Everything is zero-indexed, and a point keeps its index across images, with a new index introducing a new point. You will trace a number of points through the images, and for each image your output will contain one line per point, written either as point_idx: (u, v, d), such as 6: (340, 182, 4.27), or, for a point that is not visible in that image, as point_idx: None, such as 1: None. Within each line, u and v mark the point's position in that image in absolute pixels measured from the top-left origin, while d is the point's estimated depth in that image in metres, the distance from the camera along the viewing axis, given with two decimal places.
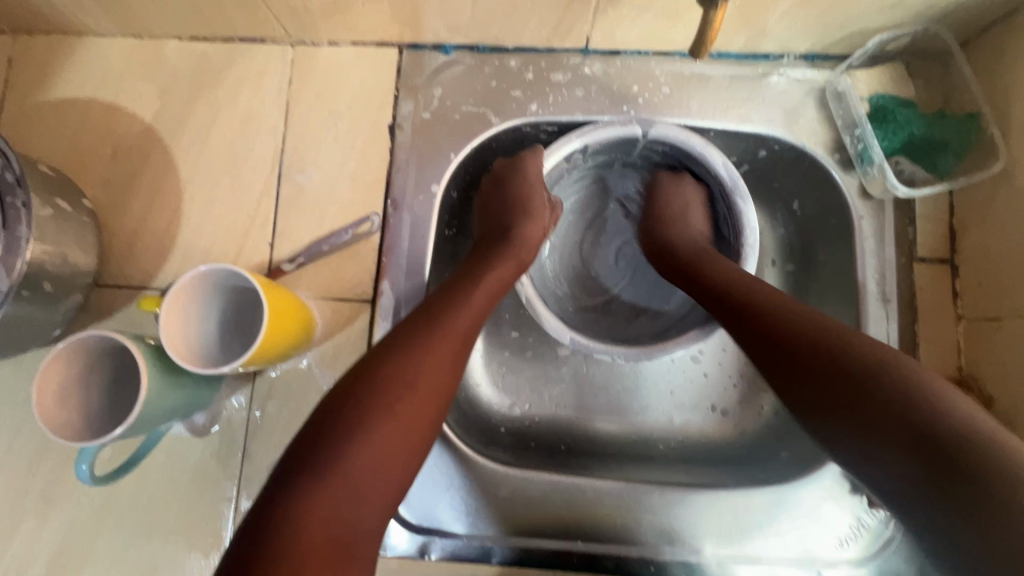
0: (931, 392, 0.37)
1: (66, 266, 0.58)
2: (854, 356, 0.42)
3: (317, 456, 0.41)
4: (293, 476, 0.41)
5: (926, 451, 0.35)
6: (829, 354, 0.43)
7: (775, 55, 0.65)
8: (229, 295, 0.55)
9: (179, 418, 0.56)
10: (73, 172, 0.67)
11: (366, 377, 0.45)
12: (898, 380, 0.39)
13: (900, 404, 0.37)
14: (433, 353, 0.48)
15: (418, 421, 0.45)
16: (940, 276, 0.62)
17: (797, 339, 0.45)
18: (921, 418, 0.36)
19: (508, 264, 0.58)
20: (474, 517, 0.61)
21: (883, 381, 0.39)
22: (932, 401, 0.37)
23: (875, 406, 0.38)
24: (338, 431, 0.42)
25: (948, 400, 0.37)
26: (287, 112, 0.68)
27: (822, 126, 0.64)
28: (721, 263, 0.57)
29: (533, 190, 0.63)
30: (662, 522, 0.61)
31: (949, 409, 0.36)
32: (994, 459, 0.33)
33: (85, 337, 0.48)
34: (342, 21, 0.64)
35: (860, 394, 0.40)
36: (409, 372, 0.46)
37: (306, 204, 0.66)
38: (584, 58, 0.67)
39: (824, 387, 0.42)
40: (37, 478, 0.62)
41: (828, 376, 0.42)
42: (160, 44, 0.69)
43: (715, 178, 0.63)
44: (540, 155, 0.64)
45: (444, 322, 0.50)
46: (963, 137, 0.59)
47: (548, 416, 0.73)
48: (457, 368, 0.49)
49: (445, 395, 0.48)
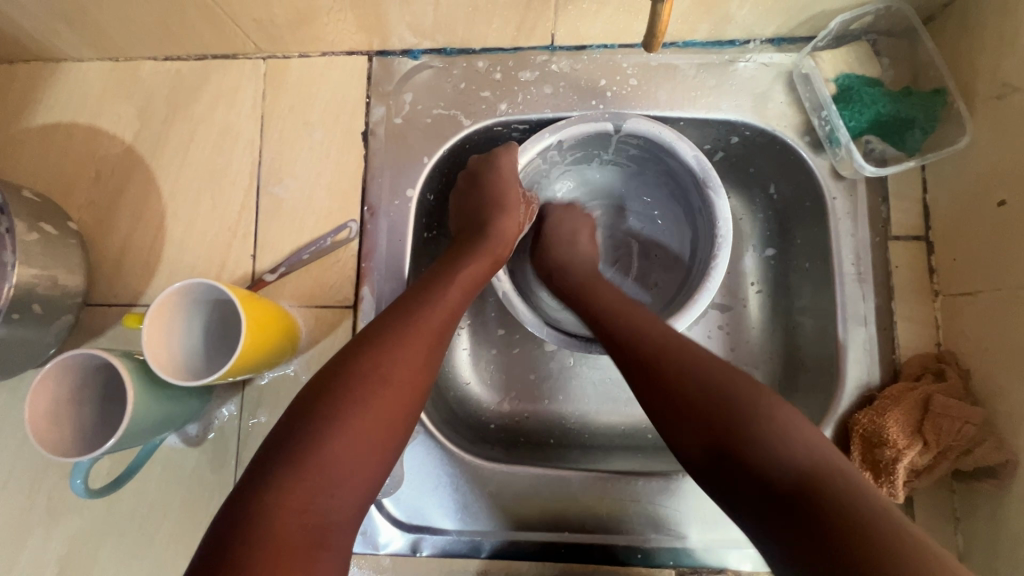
0: (780, 428, 0.42)
1: (56, 288, 0.60)
2: (709, 377, 0.46)
3: (291, 450, 0.43)
4: (269, 468, 0.42)
5: (790, 487, 0.39)
6: (700, 395, 0.45)
7: (740, 41, 0.65)
8: (212, 308, 0.57)
9: (171, 429, 0.58)
10: (59, 195, 0.69)
11: (341, 371, 0.47)
12: (757, 421, 0.42)
13: (757, 443, 0.41)
14: (408, 348, 0.49)
15: (393, 414, 0.46)
16: (916, 253, 0.62)
17: (669, 368, 0.48)
18: (773, 462, 0.40)
19: (484, 260, 0.59)
20: (464, 514, 0.62)
21: (742, 417, 0.43)
22: (784, 440, 0.41)
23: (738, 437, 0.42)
24: (314, 426, 0.44)
25: (797, 435, 0.42)
26: (261, 125, 0.69)
27: (791, 110, 0.64)
28: (606, 286, 0.60)
29: (509, 185, 0.64)
30: (647, 510, 0.61)
31: (795, 448, 0.41)
32: (835, 497, 0.38)
33: (72, 356, 0.50)
34: (309, 33, 0.65)
35: (724, 427, 0.43)
36: (384, 367, 0.47)
37: (285, 215, 0.67)
38: (551, 54, 0.67)
39: (693, 413, 0.44)
40: (40, 494, 0.64)
41: (691, 409, 0.45)
42: (137, 66, 0.70)
43: (690, 167, 0.63)
44: (516, 150, 0.64)
45: (420, 316, 0.51)
46: (930, 113, 0.58)
47: (537, 411, 0.74)
48: (434, 361, 0.51)
49: (420, 389, 0.49)
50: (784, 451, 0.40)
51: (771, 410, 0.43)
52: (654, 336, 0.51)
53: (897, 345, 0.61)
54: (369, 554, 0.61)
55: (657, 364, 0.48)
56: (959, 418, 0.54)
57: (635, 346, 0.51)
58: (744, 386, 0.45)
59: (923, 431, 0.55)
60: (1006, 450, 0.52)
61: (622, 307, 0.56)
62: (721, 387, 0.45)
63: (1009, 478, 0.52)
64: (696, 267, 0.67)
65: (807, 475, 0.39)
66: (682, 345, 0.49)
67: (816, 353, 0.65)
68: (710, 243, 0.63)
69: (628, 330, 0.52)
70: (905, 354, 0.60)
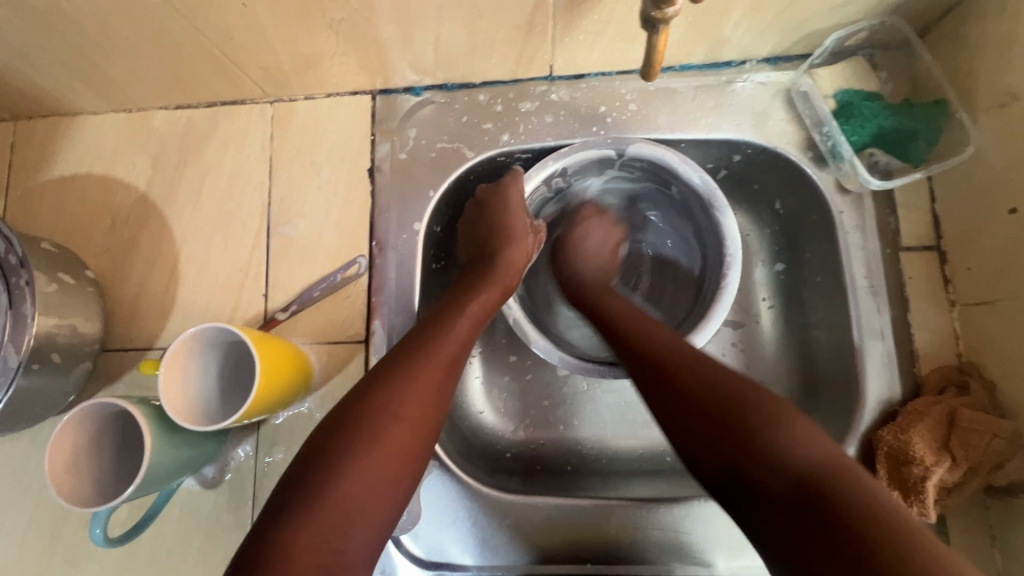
0: (789, 426, 0.42)
1: (74, 336, 0.61)
2: (714, 381, 0.46)
3: (303, 491, 0.42)
4: (283, 507, 0.42)
5: (791, 486, 0.39)
6: (708, 396, 0.45)
7: (736, 62, 0.66)
8: (226, 350, 0.57)
9: (188, 473, 0.58)
10: (77, 244, 0.70)
11: (353, 410, 0.47)
12: (768, 422, 0.42)
13: (764, 436, 0.42)
14: (421, 381, 0.49)
15: (404, 450, 0.46)
16: (928, 263, 0.61)
17: (679, 375, 0.48)
18: (772, 451, 0.41)
19: (493, 289, 0.59)
20: (482, 549, 0.61)
21: (754, 417, 0.43)
22: (785, 434, 0.41)
23: (739, 434, 0.42)
24: (329, 463, 0.43)
25: (804, 436, 0.41)
26: (271, 165, 0.71)
27: (791, 126, 0.65)
28: (615, 297, 0.61)
29: (514, 216, 0.64)
30: (670, 537, 0.60)
31: (799, 446, 0.40)
32: (835, 491, 0.37)
33: (92, 405, 0.51)
34: (315, 76, 0.67)
35: (730, 420, 0.43)
36: (396, 402, 0.47)
37: (295, 253, 0.68)
38: (549, 85, 0.68)
39: (701, 412, 0.45)
40: (60, 542, 0.64)
41: (702, 407, 0.45)
42: (148, 115, 0.72)
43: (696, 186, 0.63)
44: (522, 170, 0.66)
45: (430, 350, 0.51)
46: (932, 124, 0.58)
47: (552, 438, 0.73)
48: (445, 395, 0.51)
49: (432, 425, 0.49)
50: (791, 449, 0.40)
51: (773, 411, 0.43)
52: (666, 345, 0.52)
53: (916, 358, 0.59)
54: None
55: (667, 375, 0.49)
56: (987, 432, 0.52)
57: (635, 349, 0.53)
58: (759, 397, 0.44)
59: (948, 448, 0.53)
60: None
61: (622, 320, 0.57)
62: (722, 388, 0.46)
63: None
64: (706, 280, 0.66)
65: (808, 472, 0.39)
66: (684, 357, 0.50)
67: (833, 369, 0.64)
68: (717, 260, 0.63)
69: (640, 341, 0.53)
70: (926, 366, 0.59)
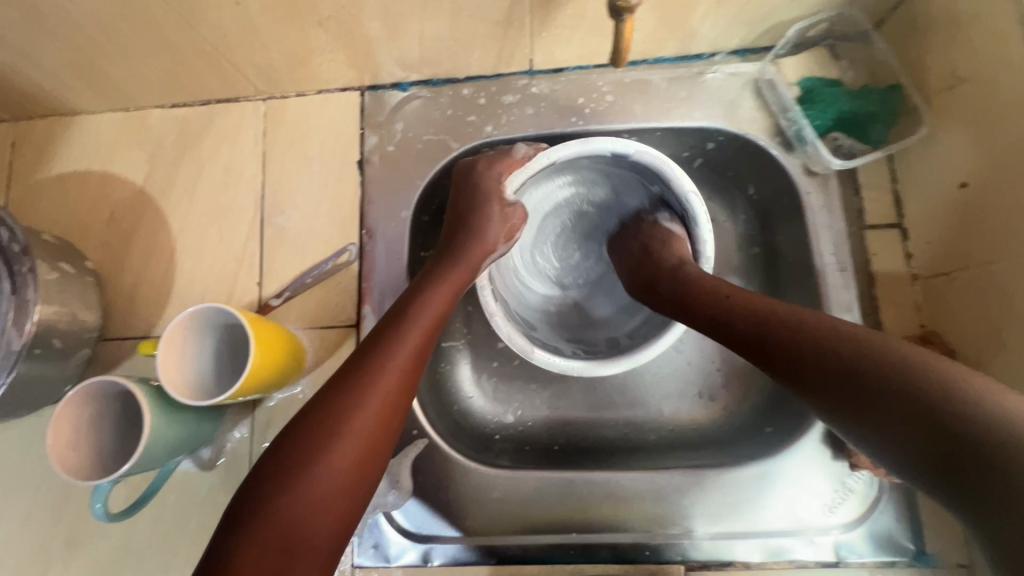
0: (946, 379, 0.36)
1: (74, 323, 0.64)
2: (853, 348, 0.42)
3: (257, 496, 0.42)
4: (238, 514, 0.42)
5: (961, 448, 0.34)
6: (836, 367, 0.42)
7: (706, 54, 0.70)
8: (221, 332, 0.59)
9: (185, 452, 0.60)
10: (76, 237, 0.73)
11: (304, 415, 0.46)
12: (910, 387, 0.37)
13: (919, 401, 0.36)
14: (369, 391, 0.47)
15: (358, 452, 0.45)
16: (890, 240, 0.64)
17: (803, 349, 0.45)
18: (931, 414, 0.35)
19: (451, 286, 0.58)
20: (471, 522, 0.63)
21: (902, 383, 0.38)
22: (943, 390, 0.36)
23: (895, 403, 0.37)
24: (268, 485, 0.42)
25: (973, 390, 0.35)
26: (264, 159, 0.73)
27: (760, 114, 0.68)
28: (713, 283, 0.56)
29: (487, 203, 0.64)
30: (652, 506, 0.62)
31: (968, 398, 0.35)
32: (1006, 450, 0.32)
33: (92, 384, 0.53)
34: (305, 73, 0.70)
35: (880, 390, 0.39)
36: (348, 406, 0.46)
37: (288, 243, 0.71)
38: (530, 79, 0.72)
39: (852, 386, 0.40)
40: (60, 525, 0.65)
41: (844, 377, 0.41)
42: (145, 114, 0.75)
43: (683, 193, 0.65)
44: (514, 160, 0.66)
45: (384, 349, 0.50)
46: (888, 107, 0.62)
47: (540, 420, 0.75)
48: (402, 394, 0.49)
49: (388, 425, 0.48)
50: (957, 405, 0.35)
51: (927, 367, 0.37)
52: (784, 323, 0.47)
53: (881, 330, 0.63)
54: (381, 566, 0.62)
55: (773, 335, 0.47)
56: None
57: (762, 332, 0.49)
58: (895, 359, 0.39)
59: None
60: None
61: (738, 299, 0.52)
62: (862, 355, 0.41)
63: None
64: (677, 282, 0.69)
65: (980, 429, 0.33)
66: (813, 324, 0.46)
67: None
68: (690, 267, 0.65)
69: (750, 322, 0.50)
70: (890, 337, 0.62)
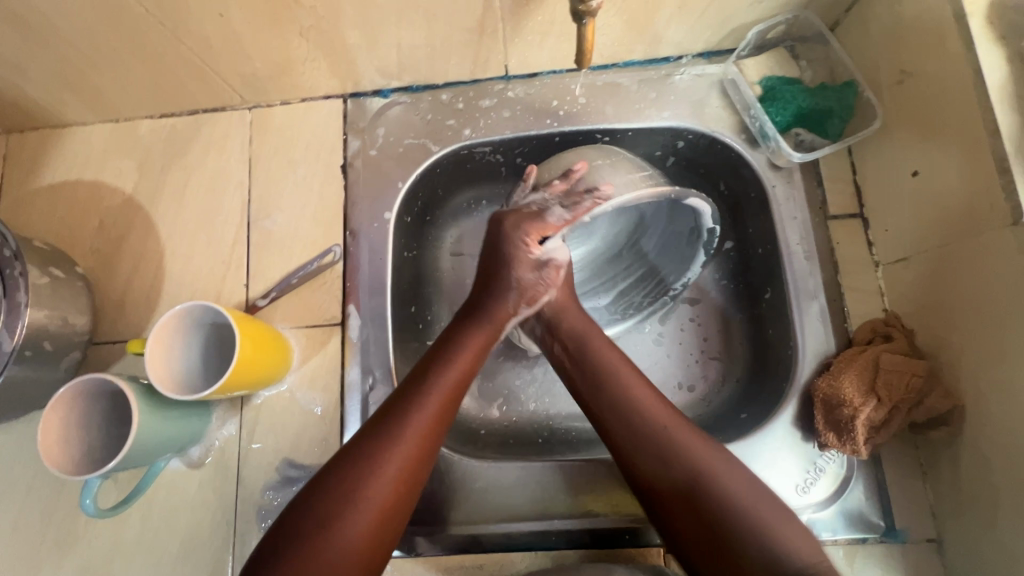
0: (780, 528, 0.48)
1: (65, 326, 0.65)
2: (715, 478, 0.51)
3: (289, 546, 0.45)
4: (270, 562, 0.44)
5: None
6: (699, 489, 0.50)
7: (673, 57, 0.73)
8: (207, 331, 0.61)
9: (174, 447, 0.62)
10: (67, 245, 0.74)
11: (335, 472, 0.48)
12: (760, 528, 0.48)
13: (767, 543, 0.47)
14: (387, 466, 0.48)
15: (381, 518, 0.47)
16: (853, 229, 0.67)
17: (663, 459, 0.52)
18: (775, 553, 0.47)
19: (478, 344, 0.59)
20: (454, 513, 0.64)
21: (750, 520, 0.48)
22: (772, 534, 0.48)
23: (742, 538, 0.48)
24: (299, 542, 0.45)
25: (791, 537, 0.48)
26: (250, 166, 0.76)
27: (726, 112, 0.71)
28: (603, 353, 0.60)
29: (519, 262, 0.61)
30: (632, 490, 0.64)
31: (794, 545, 0.47)
32: None
33: (80, 382, 0.54)
34: (289, 82, 0.72)
35: (729, 522, 0.49)
36: (377, 470, 0.48)
37: (274, 245, 0.73)
38: (506, 83, 0.75)
39: (702, 511, 0.50)
40: (51, 527, 0.66)
41: (697, 498, 0.50)
42: (134, 124, 0.78)
43: (688, 224, 0.67)
44: (549, 224, 0.60)
45: (414, 411, 0.52)
46: (844, 103, 0.65)
47: (524, 415, 0.77)
48: (426, 460, 0.51)
49: (409, 493, 0.50)
50: (788, 553, 0.46)
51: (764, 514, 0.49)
52: (647, 422, 0.54)
53: (847, 315, 0.65)
54: None
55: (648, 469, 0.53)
56: (907, 372, 0.57)
57: (617, 434, 0.55)
58: (750, 500, 0.50)
59: (875, 389, 0.57)
60: (951, 395, 0.56)
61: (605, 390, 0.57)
62: (733, 488, 0.50)
63: (960, 423, 0.56)
64: (667, 272, 0.72)
65: (805, 572, 0.46)
66: (676, 435, 0.53)
67: (775, 332, 0.69)
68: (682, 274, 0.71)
69: (613, 419, 0.56)
70: (855, 322, 0.64)
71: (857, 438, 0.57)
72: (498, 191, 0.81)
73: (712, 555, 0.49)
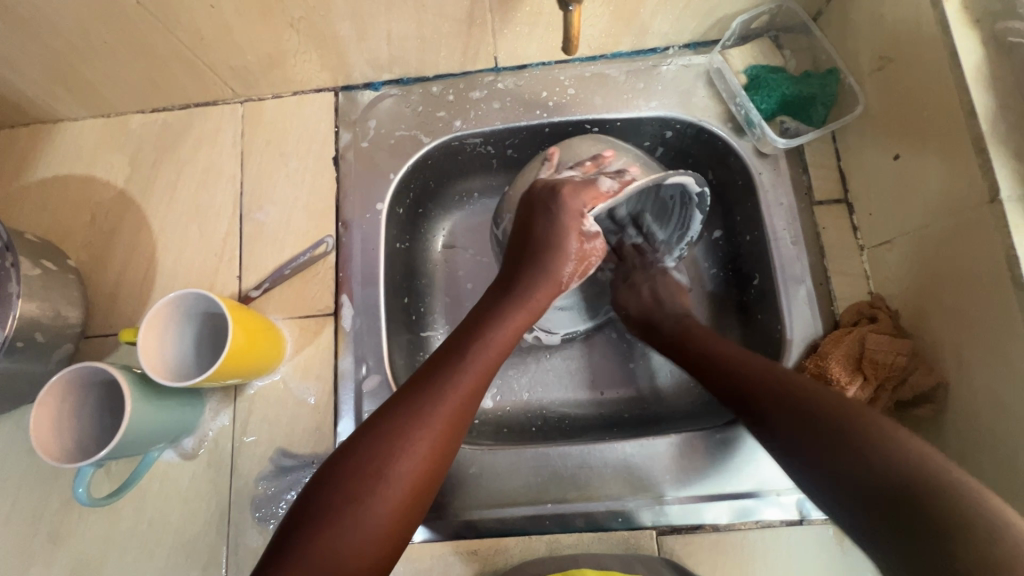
0: (883, 431, 0.43)
1: (57, 318, 0.65)
2: (807, 400, 0.49)
3: (316, 512, 0.44)
4: (295, 530, 0.43)
5: (888, 485, 0.40)
6: (796, 404, 0.49)
7: (660, 48, 0.74)
8: (201, 320, 0.61)
9: (167, 437, 0.62)
10: (58, 239, 0.74)
11: (362, 442, 0.47)
12: (859, 432, 0.44)
13: (867, 450, 0.42)
14: (418, 434, 0.47)
15: (411, 489, 0.46)
16: (839, 214, 0.68)
17: (765, 396, 0.52)
18: (874, 456, 0.42)
19: (519, 315, 0.58)
20: (448, 498, 0.64)
21: (845, 427, 0.45)
22: (888, 438, 0.42)
23: (843, 446, 0.44)
24: (326, 508, 0.44)
25: (903, 441, 0.42)
26: (242, 159, 0.76)
27: (712, 101, 0.72)
28: (704, 335, 0.63)
29: (566, 236, 0.60)
30: (624, 474, 0.64)
31: (900, 448, 0.41)
32: (938, 498, 0.38)
33: (74, 370, 0.54)
34: (281, 75, 0.73)
35: (826, 433, 0.45)
36: (406, 439, 0.47)
37: (267, 237, 0.73)
38: (496, 75, 0.76)
39: (799, 424, 0.47)
40: (43, 520, 0.66)
41: (797, 418, 0.48)
42: (126, 119, 0.78)
43: (677, 189, 0.66)
44: (600, 193, 0.59)
45: (445, 382, 0.51)
46: (827, 90, 0.66)
47: (517, 403, 0.78)
48: (457, 432, 0.50)
49: (439, 465, 0.49)
50: (891, 452, 0.41)
51: (873, 425, 0.44)
52: (750, 369, 0.55)
53: (834, 298, 0.66)
54: None
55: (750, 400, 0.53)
56: (891, 351, 0.58)
57: (731, 379, 0.56)
58: (855, 410, 0.46)
59: (860, 369, 0.58)
60: (934, 372, 0.57)
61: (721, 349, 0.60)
62: (821, 405, 0.47)
63: (944, 400, 0.57)
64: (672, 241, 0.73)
65: (902, 475, 0.40)
66: (772, 377, 0.53)
67: (763, 317, 0.70)
68: (681, 236, 0.71)
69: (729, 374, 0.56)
70: (842, 304, 0.65)
71: None
72: (491, 184, 0.83)
73: (810, 452, 0.46)
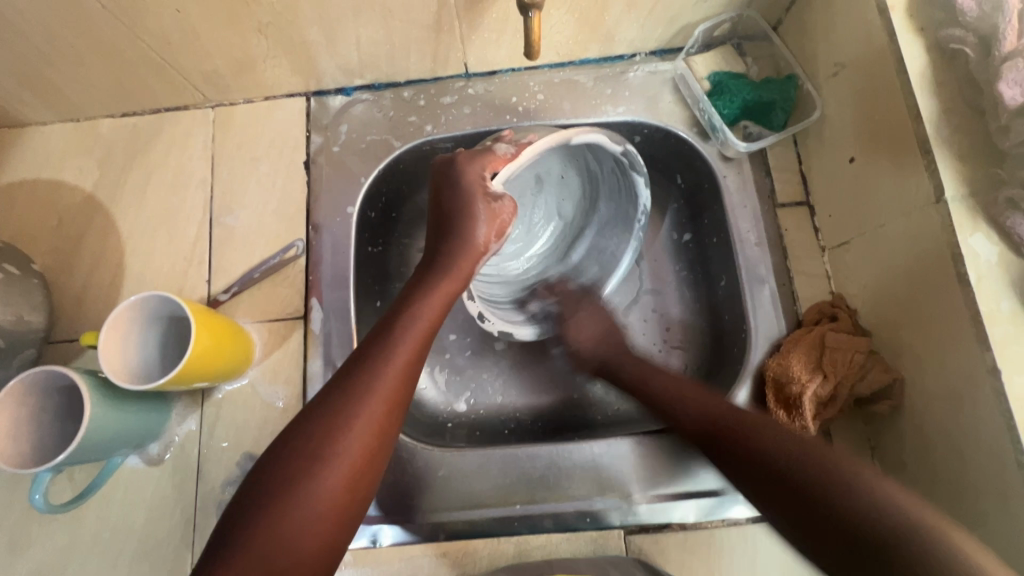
0: (861, 479, 0.44)
1: (19, 323, 0.64)
2: (773, 454, 0.50)
3: (259, 498, 0.44)
4: (239, 520, 0.43)
5: (858, 539, 0.42)
6: (767, 455, 0.50)
7: (627, 56, 0.76)
8: (166, 323, 0.61)
9: (130, 443, 0.62)
10: (24, 243, 0.74)
11: (304, 425, 0.47)
12: (826, 487, 0.45)
13: (831, 502, 0.44)
14: (359, 411, 0.47)
15: (358, 467, 0.46)
16: (801, 216, 0.70)
17: (736, 441, 0.53)
18: (845, 510, 0.43)
19: (448, 282, 0.59)
20: (418, 502, 0.64)
21: (807, 478, 0.46)
22: (855, 485, 0.44)
23: (811, 507, 0.45)
24: (270, 493, 0.44)
25: (887, 491, 0.43)
26: (213, 163, 0.76)
27: (678, 107, 0.74)
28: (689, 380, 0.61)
29: (471, 197, 0.60)
30: (591, 474, 0.65)
31: (878, 501, 0.43)
32: (910, 553, 0.40)
33: (33, 375, 0.54)
34: (251, 79, 0.73)
35: (796, 483, 0.47)
36: (348, 419, 0.47)
37: (237, 241, 0.73)
38: (467, 81, 0.77)
39: (769, 480, 0.49)
40: (3, 529, 0.65)
41: (762, 469, 0.50)
42: (95, 123, 0.78)
43: (610, 157, 0.69)
44: (497, 158, 0.60)
45: (383, 360, 0.51)
46: (786, 95, 0.69)
47: (491, 407, 0.77)
48: (399, 407, 0.50)
49: (384, 441, 0.49)
50: (865, 511, 0.42)
51: (842, 472, 0.45)
52: (733, 414, 0.55)
53: (797, 298, 0.67)
54: None
55: (723, 438, 0.54)
56: (849, 349, 0.59)
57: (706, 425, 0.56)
58: (822, 458, 0.47)
59: (820, 367, 0.59)
60: (891, 369, 0.58)
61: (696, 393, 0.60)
62: (774, 451, 0.50)
63: (902, 396, 0.58)
64: (626, 218, 0.73)
65: (889, 532, 0.41)
66: (746, 428, 0.53)
67: (730, 318, 0.71)
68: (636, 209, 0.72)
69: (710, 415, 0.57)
70: (804, 304, 0.67)
71: (805, 414, 0.59)
72: None
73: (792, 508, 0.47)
